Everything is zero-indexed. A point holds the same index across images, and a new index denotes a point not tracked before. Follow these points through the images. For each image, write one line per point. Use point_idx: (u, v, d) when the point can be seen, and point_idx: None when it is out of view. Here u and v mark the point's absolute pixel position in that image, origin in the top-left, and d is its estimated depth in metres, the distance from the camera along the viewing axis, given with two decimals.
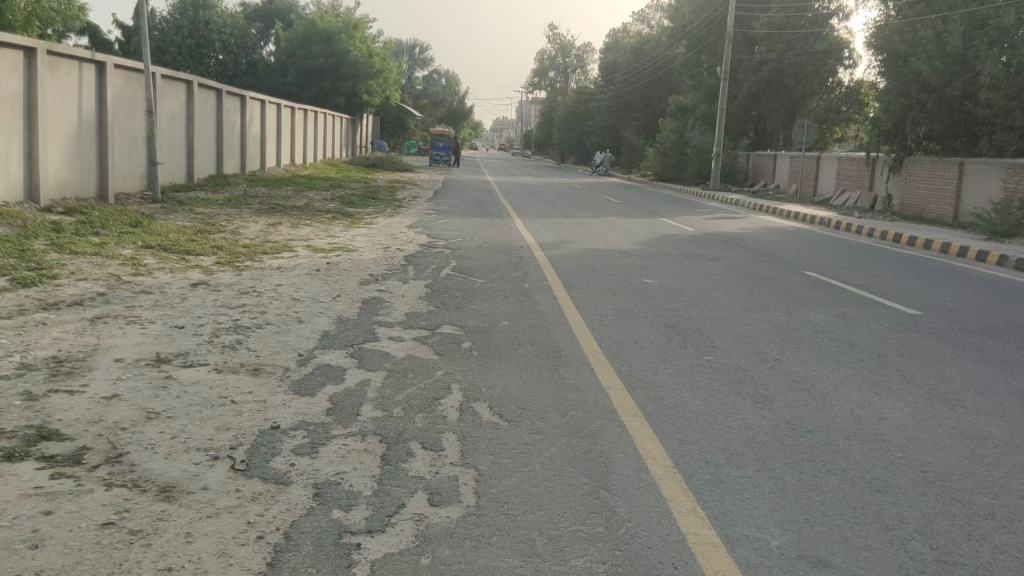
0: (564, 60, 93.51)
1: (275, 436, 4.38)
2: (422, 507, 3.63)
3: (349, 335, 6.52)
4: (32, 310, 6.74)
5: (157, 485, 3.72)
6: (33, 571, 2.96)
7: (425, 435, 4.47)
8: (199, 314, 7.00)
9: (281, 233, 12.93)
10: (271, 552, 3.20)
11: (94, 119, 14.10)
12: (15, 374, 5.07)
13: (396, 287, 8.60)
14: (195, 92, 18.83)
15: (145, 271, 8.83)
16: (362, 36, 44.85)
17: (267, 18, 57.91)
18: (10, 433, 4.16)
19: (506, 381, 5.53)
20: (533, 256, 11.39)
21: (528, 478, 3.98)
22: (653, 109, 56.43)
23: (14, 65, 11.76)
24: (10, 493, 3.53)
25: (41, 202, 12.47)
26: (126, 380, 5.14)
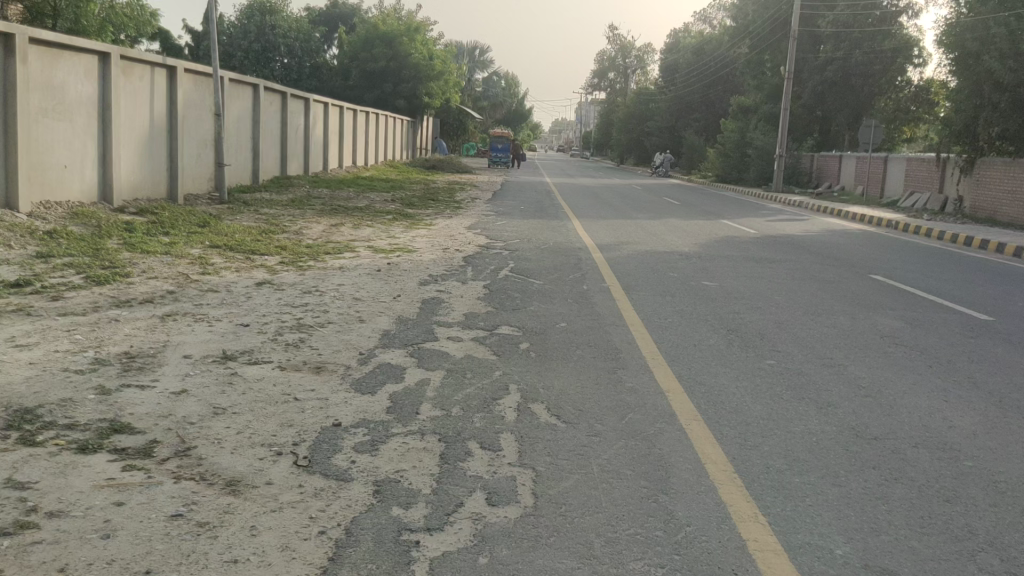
0: (624, 61, 93.03)
1: (336, 433, 4.45)
2: (481, 506, 3.65)
3: (409, 335, 6.59)
4: (105, 307, 6.97)
5: (223, 478, 3.81)
6: (105, 559, 3.06)
7: (484, 435, 4.50)
8: (264, 313, 7.15)
9: (343, 233, 13.13)
10: (333, 547, 3.25)
11: (165, 122, 14.52)
12: (89, 369, 5.25)
13: (456, 288, 8.65)
14: (260, 95, 19.23)
15: (212, 270, 9.06)
16: (423, 38, 45.31)
17: (331, 22, 58.98)
18: (84, 426, 4.31)
19: (564, 383, 5.53)
20: (592, 257, 11.35)
21: (586, 480, 3.98)
22: (715, 110, 55.82)
23: (90, 70, 12.17)
24: (84, 484, 3.65)
25: (114, 202, 12.90)
26: (194, 376, 5.28)
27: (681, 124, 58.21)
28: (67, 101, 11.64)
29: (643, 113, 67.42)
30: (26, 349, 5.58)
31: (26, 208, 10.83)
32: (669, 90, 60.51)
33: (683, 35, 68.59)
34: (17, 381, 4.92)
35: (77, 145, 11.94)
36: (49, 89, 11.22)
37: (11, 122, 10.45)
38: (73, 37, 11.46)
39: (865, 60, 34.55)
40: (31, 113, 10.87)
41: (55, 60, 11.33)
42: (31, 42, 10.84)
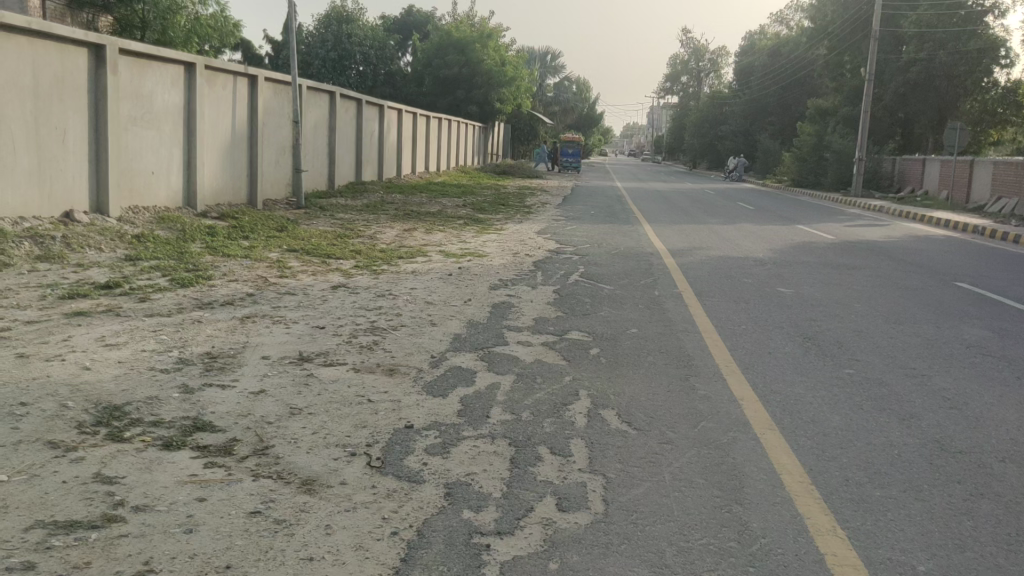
0: (698, 64, 91.75)
1: (409, 435, 4.51)
2: (551, 511, 3.65)
3: (480, 339, 6.63)
4: (189, 308, 7.21)
5: (299, 478, 3.90)
6: (188, 553, 3.16)
7: (554, 440, 4.50)
8: (339, 315, 7.29)
9: (415, 238, 13.28)
10: (405, 548, 3.29)
11: (246, 129, 14.96)
12: (173, 368, 5.44)
13: (526, 293, 8.68)
14: (337, 102, 19.62)
15: (290, 274, 9.27)
16: (496, 44, 45.62)
17: (405, 29, 59.76)
18: (169, 423, 4.46)
19: (636, 389, 5.49)
20: (664, 263, 11.26)
21: (657, 488, 3.94)
22: (790, 113, 54.69)
23: (176, 79, 12.59)
24: (168, 479, 3.78)
25: (198, 207, 13.33)
26: (272, 377, 5.41)
27: (756, 128, 57.25)
28: (155, 109, 12.09)
29: (717, 116, 66.39)
30: (115, 348, 5.81)
31: (117, 213, 11.29)
32: (744, 94, 59.48)
33: (759, 36, 67.38)
34: (106, 378, 5.13)
35: (163, 152, 12.39)
36: (139, 98, 11.67)
37: (102, 129, 10.91)
38: (161, 48, 11.89)
39: (950, 60, 33.39)
40: (121, 121, 11.32)
41: (144, 70, 11.78)
42: (122, 53, 11.30)
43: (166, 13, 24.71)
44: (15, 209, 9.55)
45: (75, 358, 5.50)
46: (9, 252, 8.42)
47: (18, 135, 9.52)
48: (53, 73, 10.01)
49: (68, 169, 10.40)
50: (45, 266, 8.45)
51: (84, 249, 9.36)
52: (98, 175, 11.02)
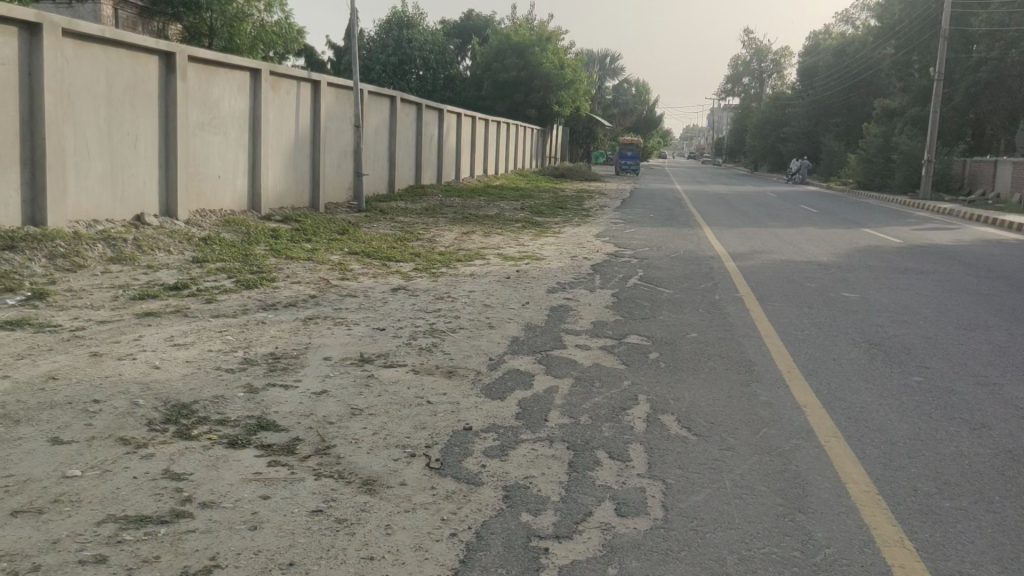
0: (760, 65, 90.34)
1: (467, 437, 4.53)
2: (609, 516, 3.63)
3: (538, 342, 6.64)
4: (254, 309, 7.38)
5: (359, 478, 3.95)
6: (252, 550, 3.22)
7: (613, 444, 4.47)
8: (398, 317, 7.37)
9: (473, 241, 13.36)
10: (463, 550, 3.31)
11: (309, 133, 15.23)
12: (239, 368, 5.57)
13: (584, 296, 8.66)
14: (397, 106, 19.83)
15: (351, 276, 9.40)
16: (555, 47, 45.63)
17: (465, 33, 60.17)
18: (234, 422, 4.56)
19: (695, 394, 5.42)
20: (725, 266, 11.14)
21: (718, 495, 3.88)
22: (856, 114, 53.48)
23: (242, 86, 12.88)
24: (234, 477, 3.87)
25: (262, 210, 13.61)
26: (333, 377, 5.50)
27: (819, 130, 56.21)
28: (221, 115, 12.38)
29: (779, 118, 65.30)
30: (183, 348, 5.97)
31: (185, 216, 11.58)
32: (808, 94, 58.32)
33: (823, 36, 66.05)
34: (175, 377, 5.27)
35: (229, 157, 12.68)
36: (206, 104, 11.97)
37: (171, 135, 11.21)
38: (227, 56, 12.17)
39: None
40: (189, 127, 11.62)
41: (211, 77, 12.07)
42: (191, 60, 11.59)
43: (233, 21, 25.31)
44: (89, 213, 9.87)
45: (146, 357, 5.67)
46: (84, 254, 8.72)
47: (92, 140, 9.83)
48: (125, 80, 10.32)
49: (139, 173, 10.72)
50: (117, 267, 8.72)
51: (154, 251, 9.63)
52: (167, 179, 11.33)
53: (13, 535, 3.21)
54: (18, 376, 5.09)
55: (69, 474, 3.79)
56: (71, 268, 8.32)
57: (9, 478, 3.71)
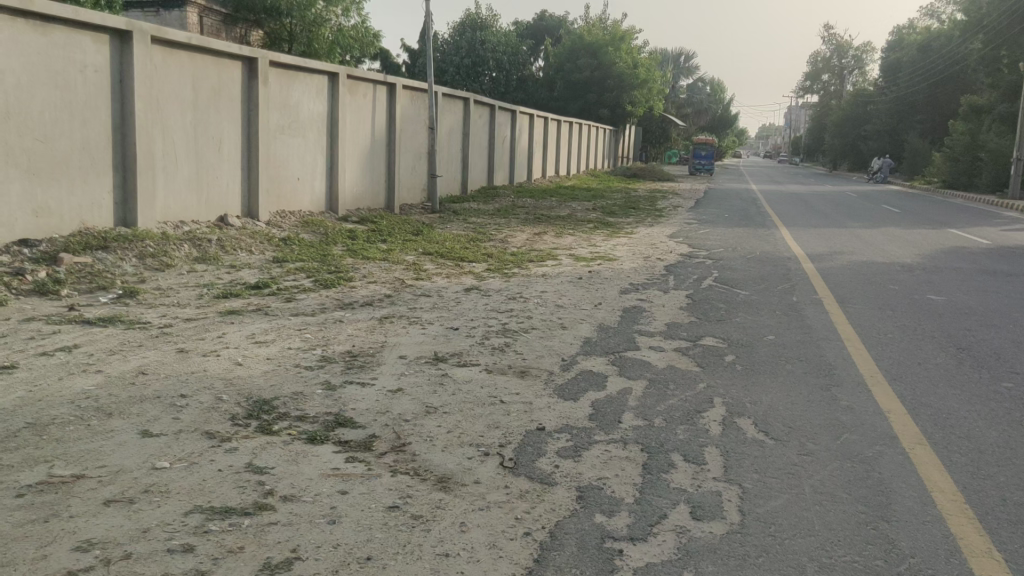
0: (840, 61, 87.89)
1: (541, 437, 4.54)
2: (685, 519, 3.60)
3: (611, 343, 6.60)
4: (332, 309, 7.52)
5: (435, 475, 4.00)
6: (331, 543, 3.29)
7: (688, 447, 4.43)
8: (471, 317, 7.42)
9: (545, 242, 13.37)
10: (538, 549, 3.32)
11: (385, 136, 15.48)
12: (318, 365, 5.69)
13: (657, 297, 8.60)
14: (470, 109, 19.98)
15: (425, 276, 9.51)
16: (629, 47, 45.19)
17: (538, 35, 60.22)
18: (313, 418, 4.66)
19: (773, 398, 5.32)
20: (803, 267, 10.91)
21: (798, 501, 3.80)
22: (942, 111, 51.65)
23: (321, 90, 13.16)
24: (313, 472, 3.96)
25: (339, 211, 13.90)
26: (408, 376, 5.58)
27: (902, 128, 54.57)
28: (301, 118, 12.68)
29: (860, 116, 63.56)
30: (264, 346, 6.13)
31: (265, 217, 11.90)
32: (891, 91, 56.63)
33: (906, 31, 63.94)
34: (257, 373, 5.42)
35: (308, 159, 12.98)
36: (287, 108, 12.27)
37: (253, 138, 11.54)
38: (307, 60, 12.46)
39: None
40: (270, 130, 11.93)
41: (292, 82, 12.36)
42: (272, 65, 11.88)
43: (311, 25, 25.87)
44: (176, 214, 10.23)
45: (229, 354, 5.85)
46: (171, 254, 9.02)
47: (179, 144, 10.18)
48: (210, 85, 10.65)
49: (222, 175, 11.05)
50: (202, 267, 8.99)
51: (237, 251, 9.92)
52: (249, 182, 11.66)
53: (106, 523, 3.35)
54: (110, 371, 5.30)
55: (158, 465, 3.93)
56: (159, 268, 8.62)
57: (103, 468, 3.87)
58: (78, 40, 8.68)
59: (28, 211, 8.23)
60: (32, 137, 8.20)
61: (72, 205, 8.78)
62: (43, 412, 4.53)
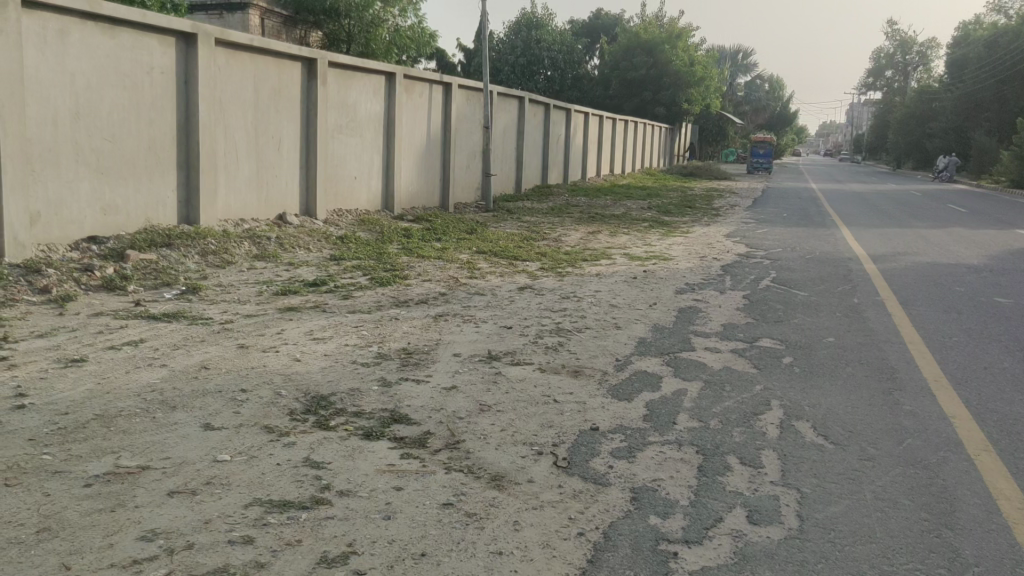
0: (904, 57, 85.67)
1: (594, 437, 4.52)
2: (741, 523, 3.55)
3: (666, 343, 6.55)
4: (387, 306, 7.60)
5: (488, 473, 4.01)
6: (386, 539, 3.33)
7: (744, 450, 4.37)
8: (525, 316, 7.42)
9: (600, 241, 13.31)
10: (591, 549, 3.31)
11: (440, 135, 15.58)
12: (373, 362, 5.75)
13: (714, 297, 8.49)
14: (524, 107, 19.98)
15: (479, 275, 9.56)
16: (686, 45, 44.74)
17: (593, 33, 59.90)
18: (369, 414, 4.72)
19: (833, 401, 5.22)
20: (864, 268, 10.68)
21: (859, 507, 3.73)
22: (1011, 109, 49.99)
23: (378, 89, 13.30)
24: (368, 467, 4.00)
25: (395, 210, 14.02)
26: (463, 374, 5.60)
27: (969, 125, 52.99)
28: (358, 118, 12.84)
29: (924, 113, 61.92)
30: (321, 342, 6.22)
31: (323, 216, 12.08)
32: (957, 88, 55.03)
33: (974, 26, 62.07)
34: (314, 370, 5.50)
35: (365, 158, 13.13)
36: (345, 108, 12.43)
37: (312, 139, 11.72)
38: (364, 61, 12.61)
39: None
40: (328, 130, 12.10)
41: (350, 82, 12.52)
42: (331, 66, 12.05)
43: (369, 27, 26.18)
44: (237, 213, 10.45)
45: (288, 350, 5.94)
46: (232, 251, 9.21)
47: (240, 144, 10.39)
48: (271, 86, 10.85)
49: (281, 175, 11.25)
50: (262, 265, 9.16)
51: (295, 249, 10.07)
52: (307, 180, 11.84)
53: (170, 513, 3.44)
54: (174, 366, 5.43)
55: (219, 458, 4.02)
56: (221, 265, 8.80)
57: (167, 459, 3.97)
58: (145, 43, 8.92)
59: (96, 209, 8.49)
60: (100, 137, 8.45)
61: (138, 204, 9.02)
62: (110, 404, 4.66)
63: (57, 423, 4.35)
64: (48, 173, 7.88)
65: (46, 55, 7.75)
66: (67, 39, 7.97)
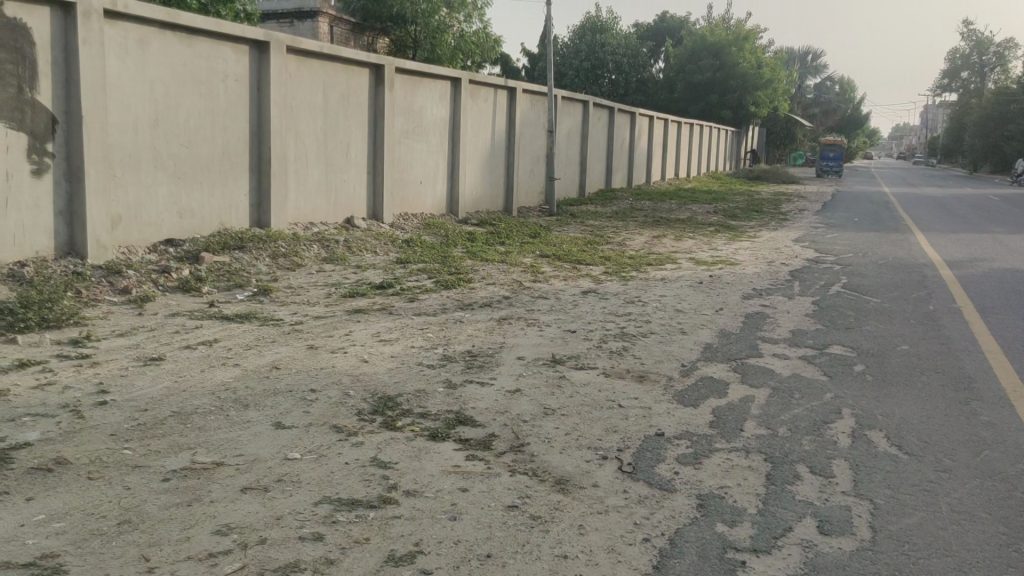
0: (982, 57, 82.90)
1: (660, 443, 4.49)
2: (811, 533, 3.48)
3: (733, 349, 6.46)
4: (452, 309, 7.67)
5: (553, 476, 4.01)
6: (452, 539, 3.35)
7: (814, 459, 4.28)
8: (590, 320, 7.40)
9: (665, 245, 13.17)
10: (657, 555, 3.28)
11: (505, 139, 15.66)
12: (439, 364, 5.81)
13: (782, 303, 8.35)
14: (589, 111, 19.93)
15: (543, 278, 9.57)
16: (753, 47, 44.10)
17: (658, 35, 59.44)
18: (435, 416, 4.76)
19: (907, 410, 5.07)
20: (940, 274, 10.35)
21: (934, 519, 3.62)
22: None
23: (444, 94, 13.43)
24: (435, 468, 4.04)
25: (459, 214, 14.13)
26: (527, 377, 5.62)
27: None
28: (424, 123, 12.98)
29: (1003, 115, 59.79)
30: (388, 343, 6.32)
31: (390, 220, 12.24)
32: None
33: None
34: (382, 371, 5.58)
35: (430, 163, 13.26)
36: (411, 113, 12.58)
37: (379, 144, 11.89)
38: (431, 66, 12.75)
39: None
40: (395, 135, 12.26)
41: (416, 87, 12.67)
42: (398, 72, 12.21)
43: (435, 32, 26.36)
44: (306, 217, 10.67)
45: (355, 351, 6.04)
46: (301, 254, 9.41)
47: (310, 149, 10.61)
48: (340, 92, 11.04)
49: (349, 179, 11.45)
50: (330, 267, 9.33)
51: (363, 252, 10.22)
52: (374, 185, 12.02)
53: (243, 509, 3.52)
54: (247, 365, 5.56)
55: (290, 456, 4.11)
56: (291, 267, 8.99)
57: (240, 456, 4.07)
58: (220, 51, 9.18)
59: (174, 213, 8.77)
60: (178, 143, 8.72)
61: (212, 208, 9.28)
62: (187, 402, 4.81)
63: (137, 419, 4.50)
64: (129, 178, 8.16)
65: (128, 64, 8.04)
66: (146, 48, 8.25)
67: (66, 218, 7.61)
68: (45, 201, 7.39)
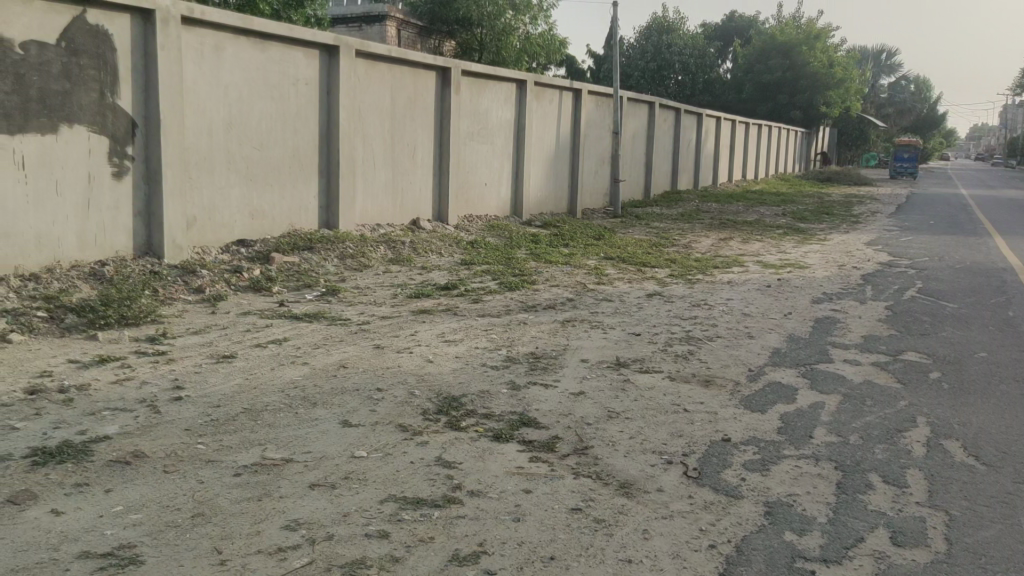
0: None
1: (726, 449, 4.42)
2: (884, 544, 3.38)
3: (802, 354, 6.33)
4: (516, 310, 7.68)
5: (616, 480, 3.98)
6: (515, 540, 3.36)
7: (887, 468, 4.16)
8: (654, 323, 7.33)
9: (731, 248, 12.98)
10: (723, 562, 3.23)
11: (570, 141, 15.63)
12: (503, 365, 5.83)
13: (853, 307, 8.14)
14: (655, 112, 19.75)
15: (607, 281, 9.52)
16: (825, 45, 43.18)
17: (726, 35, 58.58)
18: (499, 417, 4.77)
19: (986, 420, 4.90)
20: (1020, 279, 9.98)
21: (1014, 533, 3.48)
22: None
23: (509, 96, 13.47)
24: (498, 469, 4.05)
25: (523, 215, 14.17)
26: (591, 379, 5.59)
27: None
28: (490, 125, 13.04)
29: None
30: (453, 344, 6.37)
31: (454, 221, 12.33)
32: None
33: None
34: (446, 371, 5.62)
35: (495, 164, 13.31)
36: (477, 115, 12.65)
37: (445, 146, 11.99)
38: (497, 69, 12.80)
39: None
40: (461, 137, 12.34)
41: (482, 90, 12.74)
42: (464, 74, 12.28)
43: (501, 35, 26.75)
44: (373, 218, 10.82)
45: (421, 351, 6.10)
46: (368, 255, 9.54)
47: (378, 152, 10.75)
48: (407, 95, 11.17)
49: (415, 180, 11.57)
50: (396, 267, 9.44)
51: (428, 253, 10.32)
52: (440, 186, 12.13)
53: (311, 505, 3.59)
54: (315, 364, 5.66)
55: (357, 454, 4.17)
56: (358, 267, 9.13)
57: (308, 453, 4.15)
58: (292, 56, 9.37)
59: (246, 214, 8.99)
60: (250, 146, 8.94)
61: (283, 209, 9.49)
62: (258, 399, 4.92)
63: (210, 415, 4.62)
64: (204, 180, 8.40)
65: (204, 69, 8.26)
66: (221, 54, 8.46)
67: (144, 218, 7.86)
68: (124, 202, 7.65)
